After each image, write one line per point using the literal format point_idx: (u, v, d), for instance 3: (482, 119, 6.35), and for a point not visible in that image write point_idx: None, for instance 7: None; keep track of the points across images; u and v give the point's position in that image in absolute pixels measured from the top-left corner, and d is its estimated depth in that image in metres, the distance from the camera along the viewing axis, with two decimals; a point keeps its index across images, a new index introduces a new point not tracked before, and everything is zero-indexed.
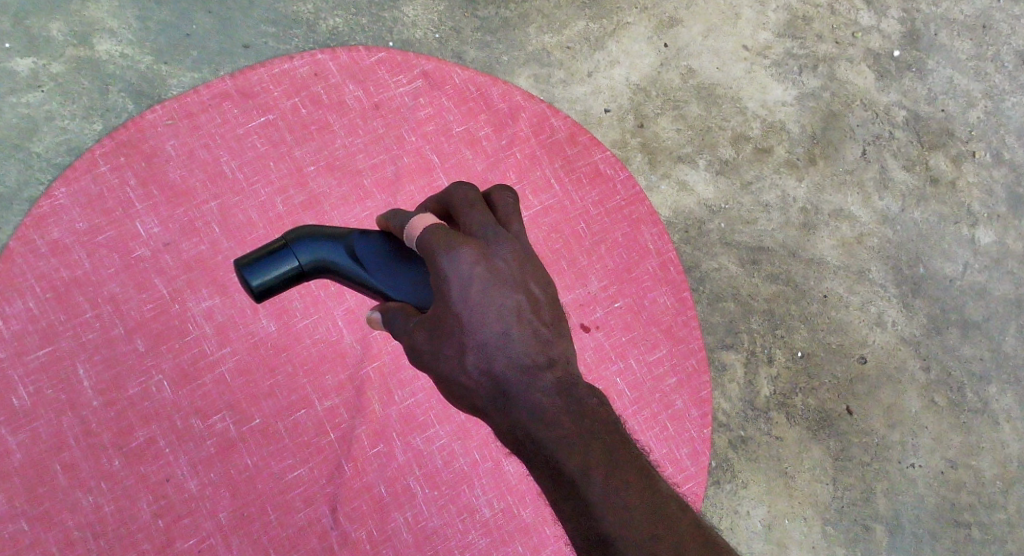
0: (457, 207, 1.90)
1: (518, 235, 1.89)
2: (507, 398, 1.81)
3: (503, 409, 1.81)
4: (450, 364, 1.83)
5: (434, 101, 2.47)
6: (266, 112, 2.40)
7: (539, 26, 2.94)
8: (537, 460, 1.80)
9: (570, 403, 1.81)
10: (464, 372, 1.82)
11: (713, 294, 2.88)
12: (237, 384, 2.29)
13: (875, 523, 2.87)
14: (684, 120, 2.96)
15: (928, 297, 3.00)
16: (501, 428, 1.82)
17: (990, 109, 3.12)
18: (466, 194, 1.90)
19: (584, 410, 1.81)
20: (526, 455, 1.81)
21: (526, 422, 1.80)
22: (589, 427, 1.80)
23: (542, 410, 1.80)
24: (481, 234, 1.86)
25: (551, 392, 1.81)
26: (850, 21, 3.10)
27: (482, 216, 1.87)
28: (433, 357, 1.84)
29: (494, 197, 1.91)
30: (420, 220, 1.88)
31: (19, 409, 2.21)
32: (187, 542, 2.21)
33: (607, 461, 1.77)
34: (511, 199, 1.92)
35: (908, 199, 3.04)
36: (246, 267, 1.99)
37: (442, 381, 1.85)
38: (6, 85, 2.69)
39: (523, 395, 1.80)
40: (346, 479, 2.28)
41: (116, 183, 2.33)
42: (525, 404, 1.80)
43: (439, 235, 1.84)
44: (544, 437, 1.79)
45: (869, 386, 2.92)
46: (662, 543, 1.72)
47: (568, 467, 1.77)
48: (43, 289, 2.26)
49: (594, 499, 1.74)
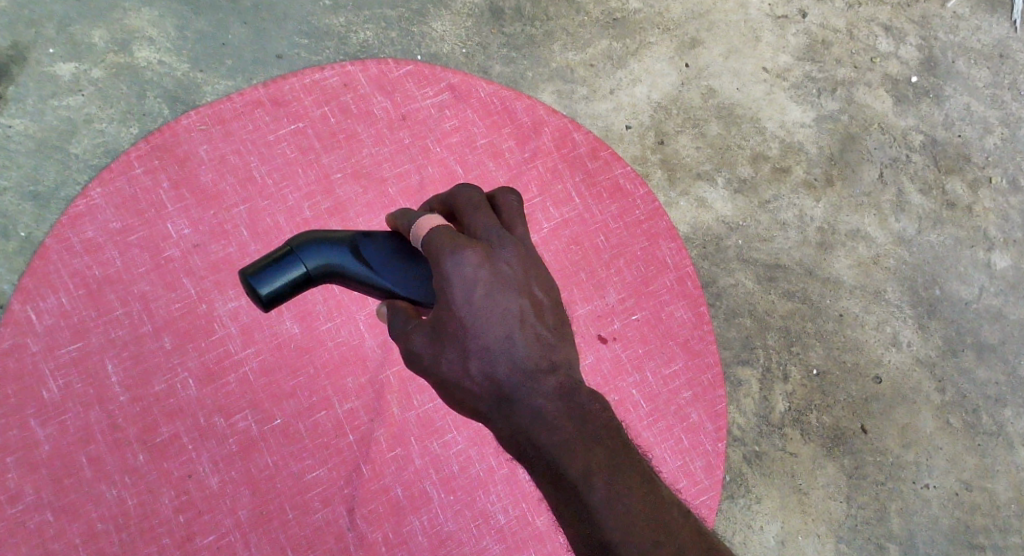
0: (462, 209, 1.95)
1: (522, 238, 1.93)
2: (509, 403, 1.84)
3: (506, 415, 1.84)
4: (452, 368, 1.85)
5: (459, 113, 2.53)
6: (296, 120, 2.47)
7: (563, 45, 3.01)
8: (540, 465, 1.83)
9: (573, 409, 1.84)
10: (466, 376, 1.85)
11: (730, 310, 2.92)
12: (260, 384, 2.33)
13: (889, 542, 2.87)
14: (704, 138, 3.01)
15: (943, 319, 3.02)
16: (504, 433, 1.85)
17: (1006, 136, 3.16)
18: (471, 195, 1.95)
19: (587, 416, 1.84)
20: (529, 461, 1.84)
21: (529, 427, 1.83)
22: (591, 433, 1.83)
23: (544, 415, 1.83)
24: (487, 236, 1.90)
25: (554, 397, 1.84)
26: (868, 46, 3.16)
27: (487, 218, 1.92)
28: (434, 361, 1.86)
29: (499, 199, 1.96)
30: (427, 221, 1.93)
31: (48, 401, 2.26)
32: (207, 538, 2.24)
33: (609, 467, 1.80)
34: (514, 201, 1.97)
35: (925, 222, 3.07)
36: (254, 276, 1.99)
37: (444, 386, 1.87)
38: (47, 88, 2.77)
39: (525, 400, 1.84)
40: (364, 481, 2.31)
41: (149, 185, 2.39)
42: (528, 408, 1.83)
43: (446, 235, 1.88)
44: (546, 443, 1.82)
45: (883, 406, 2.94)
46: (663, 549, 1.76)
47: (570, 472, 1.80)
48: (75, 286, 2.32)
49: (596, 505, 1.78)
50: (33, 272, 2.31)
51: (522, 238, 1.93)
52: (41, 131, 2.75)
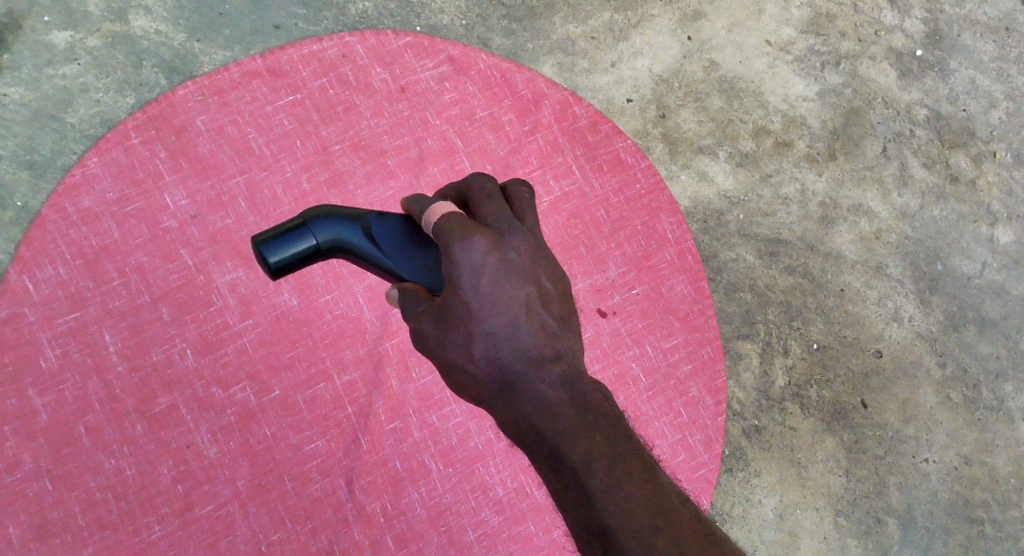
0: (474, 198, 1.92)
1: (532, 229, 1.92)
2: (512, 389, 1.83)
3: (508, 400, 1.83)
4: (456, 352, 1.84)
5: (458, 86, 2.52)
6: (294, 91, 2.46)
7: (564, 16, 2.98)
8: (540, 451, 1.82)
9: (575, 396, 1.83)
10: (470, 361, 1.83)
11: (730, 284, 2.90)
12: (258, 356, 2.33)
13: (888, 516, 2.86)
14: (706, 112, 3.00)
15: (946, 294, 3.01)
16: (505, 419, 1.84)
17: (1012, 110, 3.13)
18: (484, 184, 1.92)
19: (588, 404, 1.83)
20: (529, 448, 1.84)
21: (531, 414, 1.82)
22: (592, 422, 1.82)
23: (546, 401, 1.82)
24: (497, 224, 1.88)
25: (556, 384, 1.84)
26: (872, 19, 3.13)
27: (500, 208, 1.90)
28: (439, 345, 1.85)
29: (511, 190, 1.95)
30: (439, 207, 1.89)
31: (47, 371, 2.27)
32: (206, 508, 2.26)
33: (610, 455, 1.80)
34: (526, 192, 1.96)
35: (928, 196, 3.05)
36: (265, 243, 1.97)
37: (449, 371, 1.86)
38: (43, 58, 2.76)
39: (528, 385, 1.83)
40: (362, 453, 2.32)
41: (147, 155, 2.39)
42: (530, 395, 1.83)
43: (457, 224, 1.86)
44: (547, 428, 1.81)
45: (884, 380, 2.93)
46: (664, 535, 1.74)
47: (570, 458, 1.79)
48: (73, 256, 2.33)
49: (595, 490, 1.77)
50: (31, 242, 2.32)
51: (530, 229, 1.91)
52: (36, 101, 2.74)
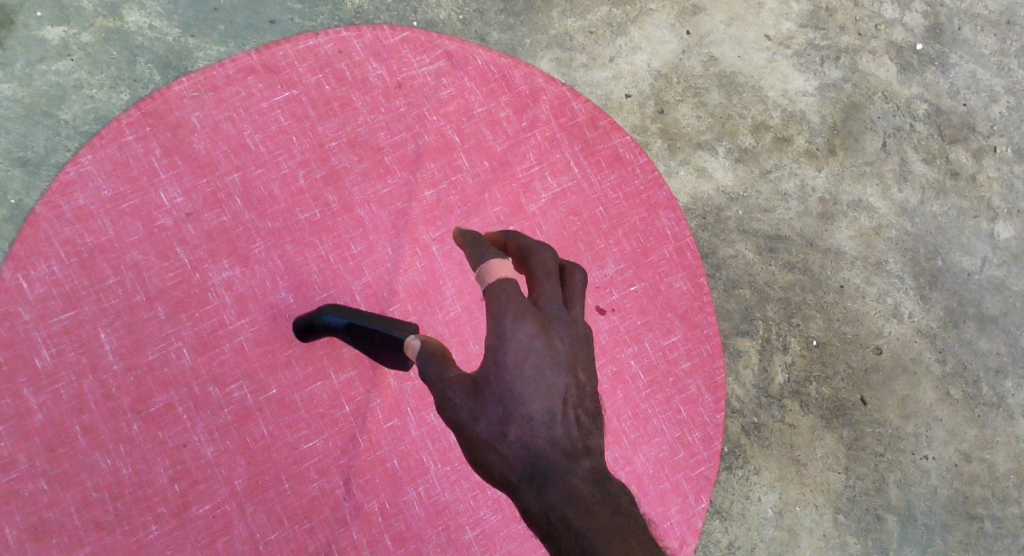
0: (536, 272, 1.87)
1: (578, 319, 1.83)
2: (521, 452, 1.69)
3: (515, 464, 1.69)
4: (470, 407, 1.75)
5: (456, 81, 2.50)
6: (290, 87, 2.44)
7: (562, 11, 2.96)
8: (543, 523, 1.64)
9: (588, 470, 1.67)
10: (502, 441, 1.71)
11: (729, 281, 2.89)
12: (254, 354, 2.32)
13: (887, 513, 2.86)
14: (704, 107, 2.98)
15: (946, 290, 3.00)
16: (511, 483, 1.69)
17: (1013, 104, 3.12)
18: (546, 260, 1.88)
19: (600, 479, 1.67)
20: (533, 520, 1.66)
21: (538, 480, 1.67)
22: (601, 496, 1.65)
23: (556, 468, 1.67)
24: (547, 305, 1.81)
25: (570, 454, 1.68)
26: (873, 13, 3.11)
27: (553, 288, 1.84)
28: (454, 399, 1.77)
29: (570, 272, 1.88)
30: (495, 266, 1.86)
31: (41, 370, 2.26)
32: (203, 508, 2.25)
33: (619, 532, 1.61)
34: (584, 278, 1.88)
35: (928, 192, 3.03)
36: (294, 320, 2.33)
37: (476, 452, 1.73)
38: (36, 54, 2.73)
39: (538, 449, 1.68)
40: (360, 452, 2.31)
41: (141, 152, 2.37)
42: (539, 459, 1.68)
43: (508, 289, 1.81)
44: (553, 497, 1.65)
45: (884, 376, 2.92)
46: None
47: (574, 531, 1.61)
48: (67, 254, 2.31)
49: None
50: (25, 240, 2.30)
51: (576, 318, 1.82)
52: (30, 97, 2.71)
